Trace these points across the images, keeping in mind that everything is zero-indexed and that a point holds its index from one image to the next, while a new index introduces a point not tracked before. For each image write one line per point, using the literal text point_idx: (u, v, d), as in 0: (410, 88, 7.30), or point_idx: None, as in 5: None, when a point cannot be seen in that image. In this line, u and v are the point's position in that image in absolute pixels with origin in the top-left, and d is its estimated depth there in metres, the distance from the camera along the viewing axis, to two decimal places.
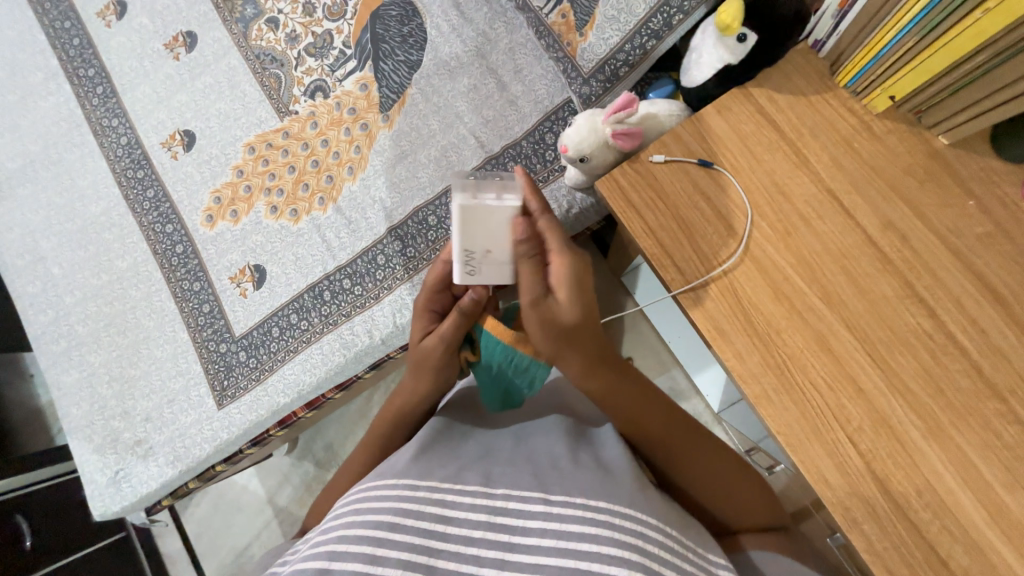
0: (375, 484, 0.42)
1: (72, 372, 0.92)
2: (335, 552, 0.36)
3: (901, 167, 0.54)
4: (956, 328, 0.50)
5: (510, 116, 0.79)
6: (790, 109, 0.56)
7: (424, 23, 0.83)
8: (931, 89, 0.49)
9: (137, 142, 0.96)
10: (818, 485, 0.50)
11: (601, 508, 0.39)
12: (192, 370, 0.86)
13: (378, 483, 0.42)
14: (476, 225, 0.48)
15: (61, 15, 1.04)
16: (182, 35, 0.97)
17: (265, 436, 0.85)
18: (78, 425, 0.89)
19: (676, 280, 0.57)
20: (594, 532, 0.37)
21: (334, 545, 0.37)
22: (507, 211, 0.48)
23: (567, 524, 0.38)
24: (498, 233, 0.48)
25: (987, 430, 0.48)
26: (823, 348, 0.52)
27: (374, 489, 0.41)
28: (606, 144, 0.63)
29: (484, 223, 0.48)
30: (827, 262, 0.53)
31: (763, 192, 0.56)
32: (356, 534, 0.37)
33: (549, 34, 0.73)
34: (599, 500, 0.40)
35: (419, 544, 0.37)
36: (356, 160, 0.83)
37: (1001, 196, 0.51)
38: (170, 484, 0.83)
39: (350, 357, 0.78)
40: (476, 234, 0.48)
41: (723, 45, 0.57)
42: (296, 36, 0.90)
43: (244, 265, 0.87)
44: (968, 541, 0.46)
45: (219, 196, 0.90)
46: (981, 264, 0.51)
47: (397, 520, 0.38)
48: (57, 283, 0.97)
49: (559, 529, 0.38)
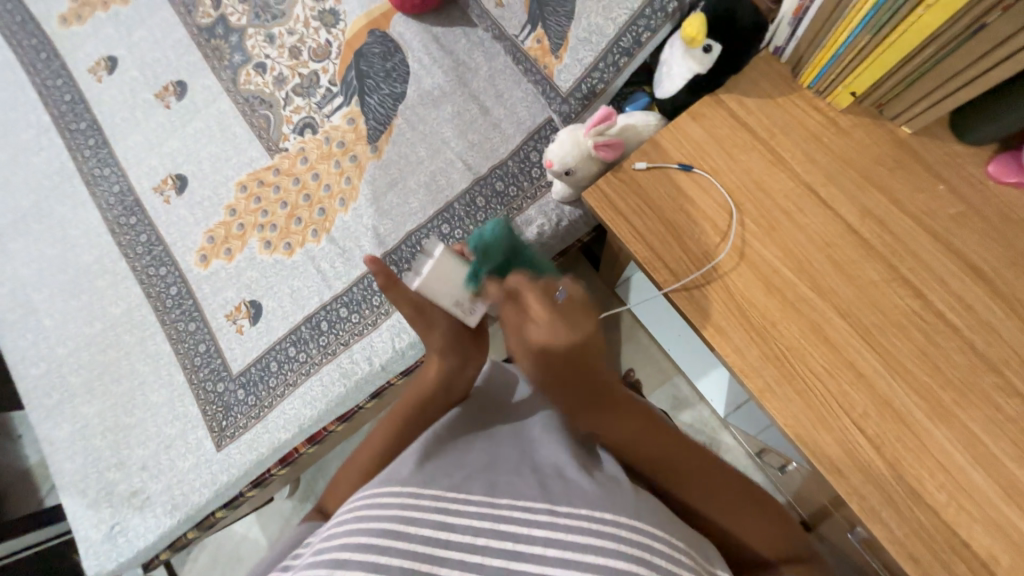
0: (378, 490, 0.41)
1: (65, 425, 0.90)
2: (336, 559, 0.35)
3: (870, 157, 0.56)
4: (944, 306, 0.51)
5: (495, 138, 0.82)
6: (760, 111, 0.59)
7: (406, 57, 0.87)
8: (888, 83, 0.53)
9: (129, 189, 0.98)
10: (830, 474, 0.50)
11: (607, 518, 0.38)
12: (189, 414, 0.85)
13: (379, 490, 0.41)
14: (440, 282, 0.54)
15: (53, 74, 1.07)
16: (172, 85, 1.00)
17: (266, 476, 0.82)
18: (72, 480, 0.86)
19: (668, 280, 0.58)
20: (600, 543, 0.36)
21: (335, 553, 0.36)
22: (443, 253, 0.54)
23: (573, 535, 0.37)
24: (452, 271, 0.54)
25: (988, 405, 0.48)
26: (821, 338, 0.53)
27: (375, 496, 0.40)
28: (589, 156, 0.66)
29: (442, 276, 0.54)
30: (812, 253, 0.55)
31: (744, 190, 0.58)
32: (358, 542, 0.36)
33: (527, 60, 0.77)
34: (605, 511, 0.39)
35: (424, 552, 0.36)
36: (348, 190, 0.85)
37: (968, 176, 0.54)
38: (168, 535, 0.80)
39: (351, 386, 0.77)
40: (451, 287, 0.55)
41: (692, 56, 0.61)
42: (283, 77, 0.93)
43: (240, 301, 0.87)
44: (988, 520, 0.46)
45: (213, 236, 0.91)
46: (959, 243, 0.53)
47: (399, 527, 0.37)
48: (49, 334, 0.96)
49: (565, 540, 0.37)
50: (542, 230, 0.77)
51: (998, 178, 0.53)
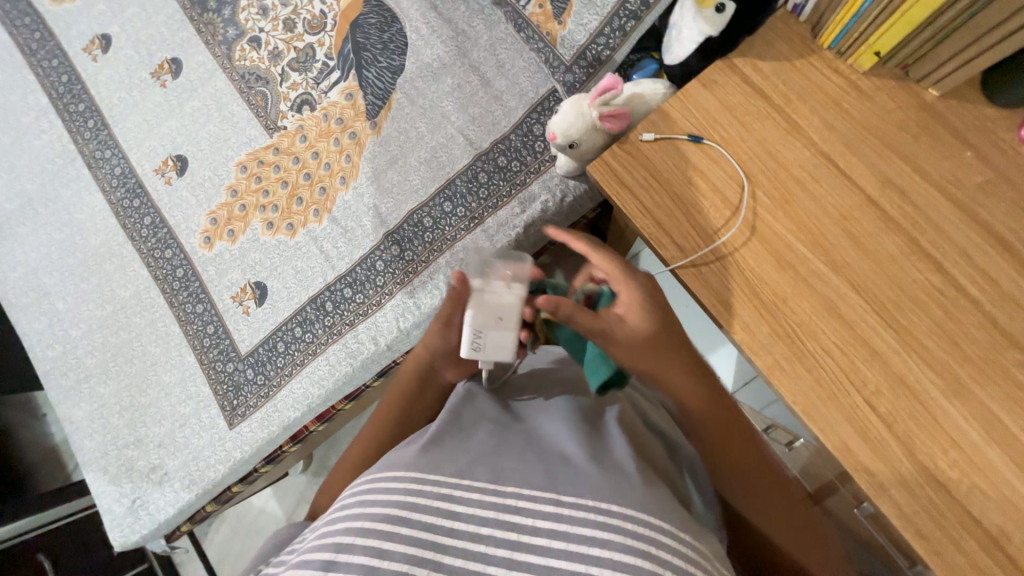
0: (382, 474, 0.41)
1: (83, 404, 0.92)
2: (342, 544, 0.36)
3: (893, 123, 0.53)
4: (966, 280, 0.49)
5: (496, 111, 0.79)
6: (776, 76, 0.56)
7: (404, 27, 0.83)
8: (916, 41, 0.49)
9: (131, 172, 0.97)
10: (839, 452, 0.49)
11: (613, 511, 0.37)
12: (201, 393, 0.86)
13: (384, 475, 0.41)
14: (489, 305, 0.50)
15: (49, 54, 1.06)
16: (167, 62, 0.98)
17: (279, 453, 0.85)
18: (93, 456, 0.89)
19: (675, 256, 0.56)
20: (605, 536, 0.36)
21: (341, 538, 0.37)
22: (517, 293, 0.51)
23: (578, 527, 0.37)
24: (506, 307, 0.50)
25: (1008, 381, 0.47)
26: (834, 315, 0.51)
27: (380, 481, 0.41)
28: (594, 128, 0.64)
29: (494, 302, 0.50)
30: (828, 226, 0.53)
31: (756, 161, 0.55)
32: (362, 527, 0.37)
33: (528, 26, 0.74)
34: (611, 503, 0.38)
35: (426, 540, 0.36)
36: (348, 169, 0.84)
37: (999, 141, 0.51)
38: (187, 509, 0.83)
39: (357, 365, 0.78)
40: (486, 314, 0.50)
41: (703, 17, 0.57)
42: (278, 52, 0.91)
43: (245, 283, 0.87)
44: (1001, 497, 0.45)
45: (215, 217, 0.90)
46: (984, 213, 0.50)
47: (403, 513, 0.37)
48: (62, 317, 0.98)
49: (570, 531, 0.36)
50: (546, 206, 0.75)
51: None
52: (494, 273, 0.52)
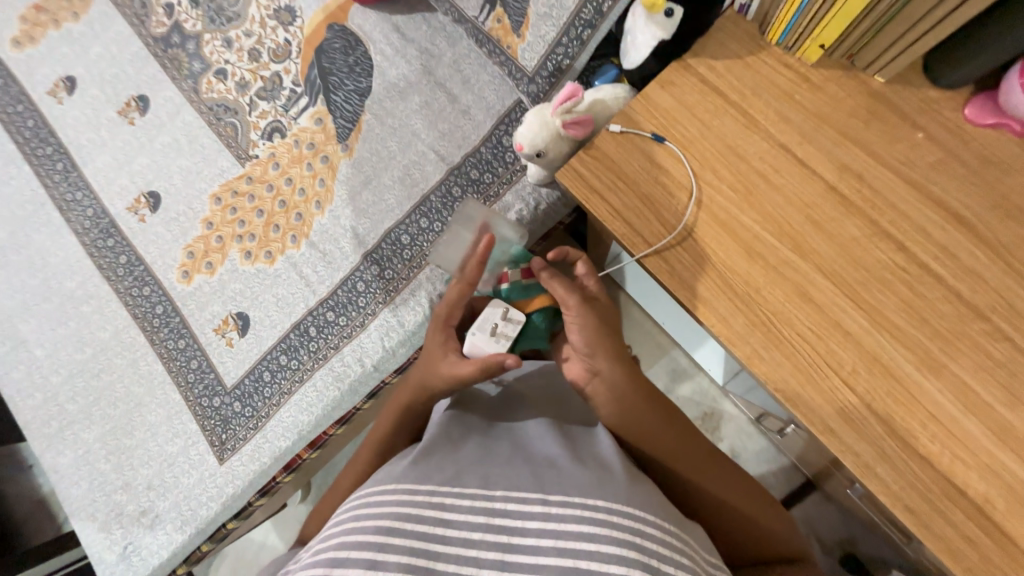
0: (372, 489, 0.41)
1: (67, 452, 0.90)
2: (334, 559, 0.35)
3: (845, 111, 0.55)
4: (927, 257, 0.51)
5: (465, 125, 0.80)
6: (729, 74, 0.58)
7: (368, 50, 0.84)
8: (857, 32, 0.51)
9: (103, 212, 0.96)
10: (824, 435, 0.50)
11: (600, 507, 0.38)
12: (189, 430, 0.85)
13: (375, 489, 0.41)
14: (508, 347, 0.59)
15: (13, 100, 1.05)
16: (134, 100, 0.98)
17: (272, 484, 0.83)
18: (80, 505, 0.87)
19: (639, 245, 0.57)
20: (593, 531, 0.36)
21: (333, 553, 0.36)
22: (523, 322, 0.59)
23: (566, 524, 0.37)
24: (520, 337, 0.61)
25: (977, 351, 0.48)
26: (805, 300, 0.52)
27: (371, 496, 0.40)
28: (559, 135, 0.65)
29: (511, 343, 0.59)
30: (792, 215, 0.54)
31: (717, 156, 0.56)
32: (353, 540, 0.36)
33: (489, 41, 0.76)
34: (597, 499, 0.39)
35: (418, 548, 0.36)
36: (322, 193, 0.84)
37: (945, 122, 0.53)
38: (182, 550, 0.81)
39: (345, 389, 0.77)
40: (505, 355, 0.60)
41: (654, 22, 0.59)
42: (245, 83, 0.91)
43: (226, 314, 0.86)
44: (981, 465, 0.46)
45: (192, 251, 0.90)
46: (938, 191, 0.52)
47: (394, 524, 0.37)
48: (41, 364, 0.96)
49: (558, 529, 0.37)
50: (521, 215, 0.76)
51: (974, 121, 0.52)
52: (500, 330, 0.58)
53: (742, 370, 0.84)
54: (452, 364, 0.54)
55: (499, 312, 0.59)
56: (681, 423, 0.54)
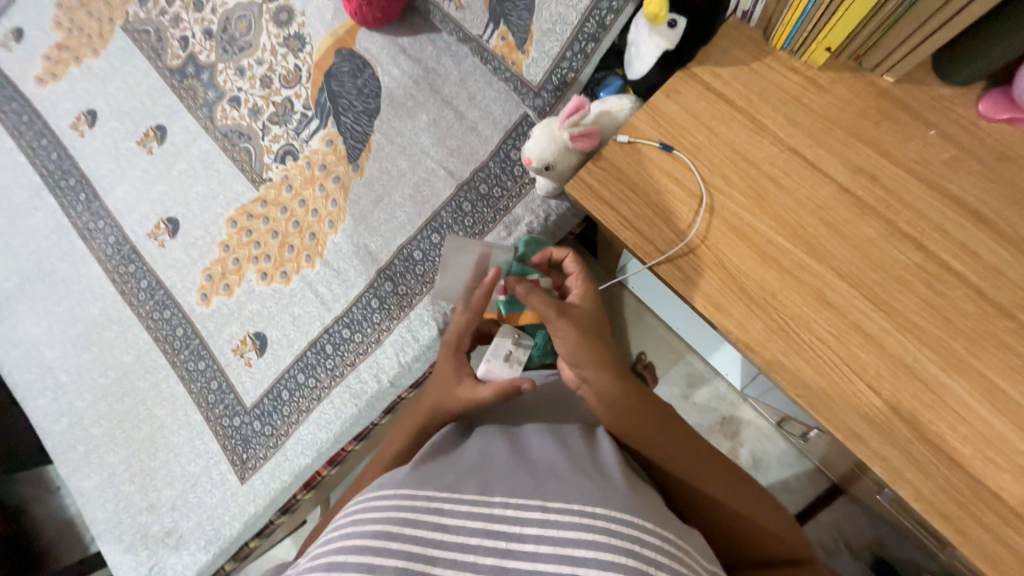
0: (374, 494, 0.41)
1: (94, 475, 0.92)
2: (335, 562, 0.35)
3: (854, 112, 0.54)
4: (947, 255, 0.50)
5: (472, 141, 0.81)
6: (735, 80, 0.58)
7: (376, 71, 0.86)
8: (863, 33, 0.51)
9: (125, 239, 0.99)
10: (850, 441, 0.49)
11: (597, 513, 0.38)
12: (210, 451, 0.86)
13: (377, 494, 0.41)
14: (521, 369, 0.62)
15: (38, 135, 1.09)
16: (152, 130, 1.01)
17: (293, 502, 0.84)
18: (106, 528, 0.88)
19: (651, 253, 0.57)
20: (590, 538, 0.36)
21: (334, 556, 0.36)
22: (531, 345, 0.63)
23: (564, 530, 0.37)
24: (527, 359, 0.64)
25: (1004, 350, 0.47)
26: (822, 303, 0.52)
27: (373, 500, 0.41)
28: (567, 148, 0.66)
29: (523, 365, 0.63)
30: (805, 217, 0.54)
31: (727, 162, 0.56)
32: (354, 544, 0.36)
33: (494, 58, 0.78)
34: (595, 505, 0.38)
35: (417, 552, 0.36)
36: (335, 213, 0.85)
37: (958, 119, 0.52)
38: (205, 571, 0.81)
39: (363, 406, 0.78)
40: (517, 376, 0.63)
41: (658, 33, 0.60)
42: (258, 108, 0.94)
43: (244, 335, 0.88)
44: (1016, 468, 0.45)
45: (210, 273, 0.92)
46: (954, 187, 0.51)
47: (394, 528, 0.37)
48: (67, 389, 0.98)
49: (556, 535, 0.36)
50: (531, 227, 0.77)
51: (989, 116, 0.51)
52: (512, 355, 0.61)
53: (760, 375, 0.83)
54: (468, 389, 0.55)
55: (509, 340, 0.61)
56: (672, 419, 0.53)
